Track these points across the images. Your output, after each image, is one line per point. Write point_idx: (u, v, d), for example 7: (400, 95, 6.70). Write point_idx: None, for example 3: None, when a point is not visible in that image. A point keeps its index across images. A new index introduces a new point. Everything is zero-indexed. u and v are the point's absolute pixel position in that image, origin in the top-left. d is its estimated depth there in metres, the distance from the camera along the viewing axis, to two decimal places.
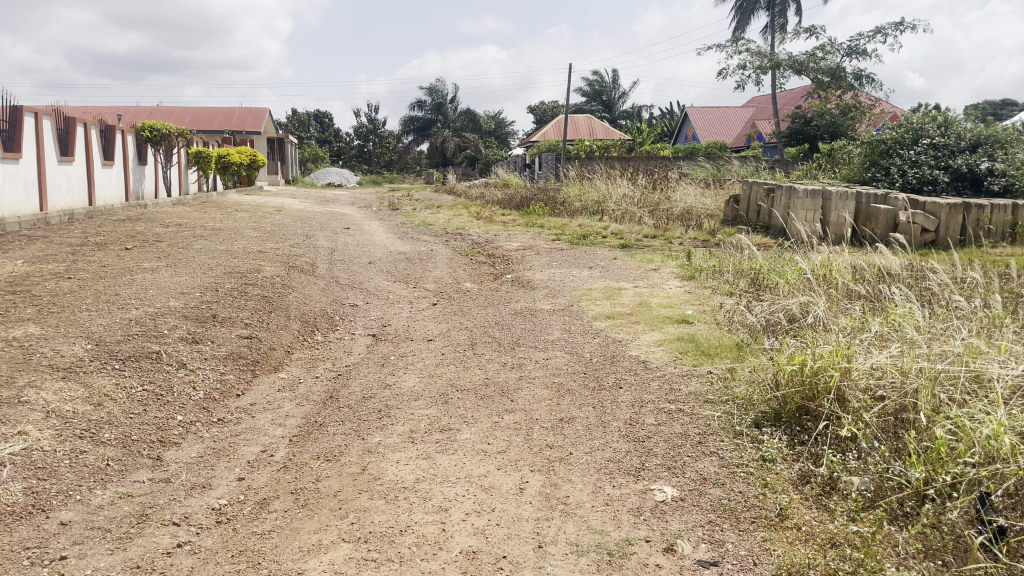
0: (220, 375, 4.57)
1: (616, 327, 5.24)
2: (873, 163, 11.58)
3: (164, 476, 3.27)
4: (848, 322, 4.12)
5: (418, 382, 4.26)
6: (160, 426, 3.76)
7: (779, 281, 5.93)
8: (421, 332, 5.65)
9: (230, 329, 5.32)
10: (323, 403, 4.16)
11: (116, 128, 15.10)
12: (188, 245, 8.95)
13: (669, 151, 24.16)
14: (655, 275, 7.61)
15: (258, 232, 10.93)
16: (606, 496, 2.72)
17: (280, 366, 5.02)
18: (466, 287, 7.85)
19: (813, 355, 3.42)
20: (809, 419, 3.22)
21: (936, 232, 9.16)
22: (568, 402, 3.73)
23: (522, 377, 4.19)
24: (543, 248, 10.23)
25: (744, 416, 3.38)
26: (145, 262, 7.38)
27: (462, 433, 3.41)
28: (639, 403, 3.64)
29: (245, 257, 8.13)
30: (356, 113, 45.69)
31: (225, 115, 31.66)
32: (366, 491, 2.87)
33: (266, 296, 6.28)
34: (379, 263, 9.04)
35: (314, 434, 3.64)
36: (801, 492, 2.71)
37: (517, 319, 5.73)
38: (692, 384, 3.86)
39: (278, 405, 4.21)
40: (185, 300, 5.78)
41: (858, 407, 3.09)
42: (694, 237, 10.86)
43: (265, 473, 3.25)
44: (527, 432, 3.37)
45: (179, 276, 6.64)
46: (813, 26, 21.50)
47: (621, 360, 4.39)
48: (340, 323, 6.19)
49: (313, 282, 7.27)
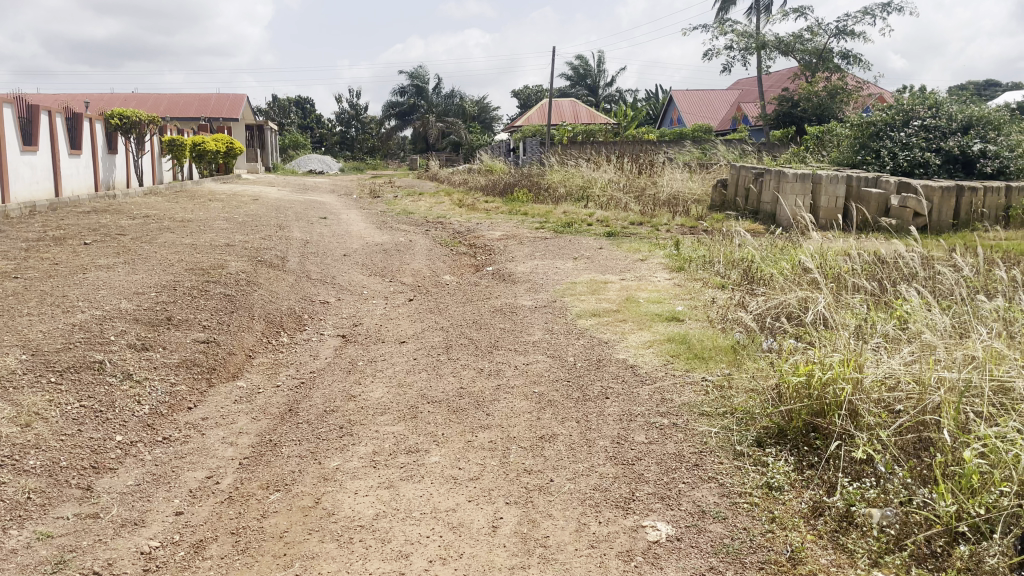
0: (170, 386, 4.18)
1: (601, 326, 4.88)
2: (863, 145, 11.07)
3: (91, 512, 2.88)
4: (854, 322, 3.78)
5: (386, 393, 3.88)
6: (94, 449, 3.37)
7: (773, 273, 5.59)
8: (394, 333, 5.27)
9: (186, 333, 4.92)
10: (281, 418, 3.78)
11: (84, 116, 14.58)
12: (153, 239, 8.49)
13: (654, 135, 23.79)
14: (643, 266, 7.27)
15: (229, 223, 10.48)
16: (591, 536, 2.37)
17: (239, 373, 4.64)
18: (444, 280, 7.47)
19: (820, 364, 3.07)
20: (818, 437, 2.88)
21: (929, 217, 8.79)
22: (549, 416, 3.37)
23: (499, 386, 3.82)
24: (526, 236, 9.85)
25: (744, 433, 3.03)
26: (103, 259, 6.96)
27: (431, 456, 3.04)
28: (628, 417, 3.28)
29: (211, 251, 7.71)
30: (337, 99, 44.88)
31: (201, 102, 30.95)
32: (317, 531, 2.50)
33: (228, 295, 5.87)
34: (355, 255, 8.66)
35: (266, 457, 3.27)
36: (814, 528, 2.37)
37: (496, 317, 5.36)
38: (685, 394, 3.51)
39: (233, 420, 3.83)
40: (138, 301, 5.37)
41: (872, 423, 2.76)
42: (682, 223, 10.52)
43: (207, 505, 2.88)
44: (503, 455, 3.00)
45: (136, 274, 6.23)
46: (799, 7, 21.14)
47: (607, 365, 4.03)
48: (309, 323, 5.79)
49: (282, 278, 6.87)
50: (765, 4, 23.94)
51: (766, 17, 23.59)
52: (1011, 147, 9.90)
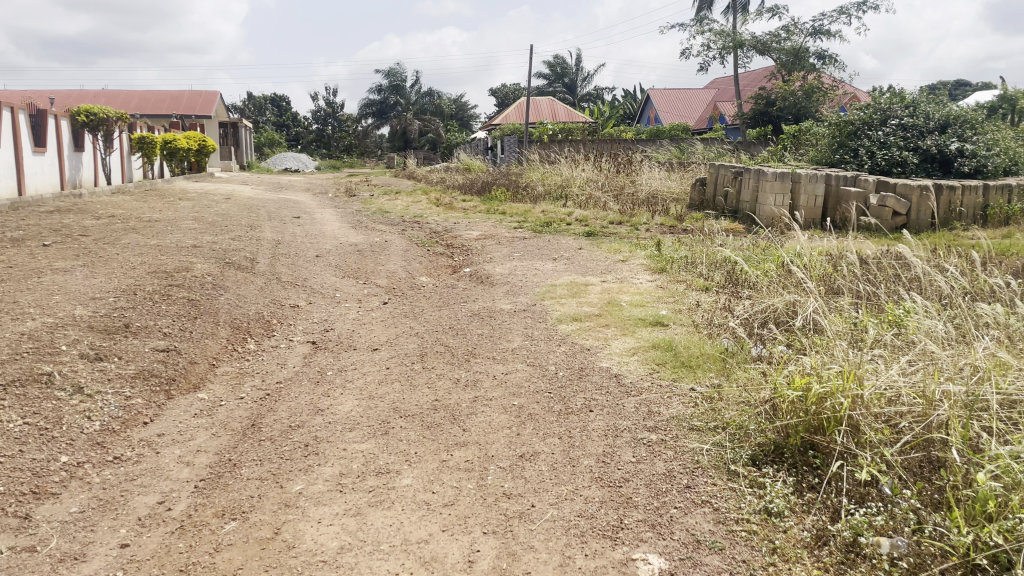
0: (124, 400, 3.92)
1: (582, 333, 4.67)
2: (841, 144, 10.95)
3: (27, 545, 2.62)
4: (848, 328, 3.60)
5: (355, 406, 3.64)
6: (35, 472, 3.12)
7: (757, 276, 5.43)
8: (367, 340, 5.03)
9: (145, 341, 4.65)
10: (243, 434, 3.53)
11: (49, 113, 14.13)
12: (117, 240, 8.16)
13: (632, 134, 23.69)
14: (624, 267, 7.10)
15: (197, 224, 10.13)
16: (576, 572, 2.17)
17: (201, 384, 4.37)
18: (420, 282, 7.23)
19: (818, 376, 2.87)
20: (818, 456, 2.68)
21: (908, 216, 8.69)
22: (529, 432, 3.15)
23: (477, 399, 3.59)
24: (504, 236, 9.65)
25: (737, 450, 2.83)
26: (61, 261, 6.64)
27: (402, 479, 2.81)
28: (613, 433, 3.08)
29: (177, 253, 7.40)
30: (313, 96, 44.29)
31: (173, 99, 30.35)
32: (274, 568, 2.28)
33: (192, 300, 5.59)
34: (328, 256, 8.38)
35: (224, 479, 3.02)
36: (819, 560, 2.18)
37: (473, 323, 5.13)
38: (673, 406, 3.31)
39: (191, 437, 3.58)
40: (94, 306, 5.08)
41: (875, 441, 2.58)
42: (662, 222, 10.37)
43: (156, 536, 2.64)
44: (480, 476, 2.78)
45: (95, 278, 5.92)
46: (775, 7, 21.10)
47: (590, 375, 3.82)
48: (277, 328, 5.53)
49: (250, 281, 6.59)
50: (741, 3, 23.89)
51: (743, 15, 23.54)
52: (988, 145, 9.83)
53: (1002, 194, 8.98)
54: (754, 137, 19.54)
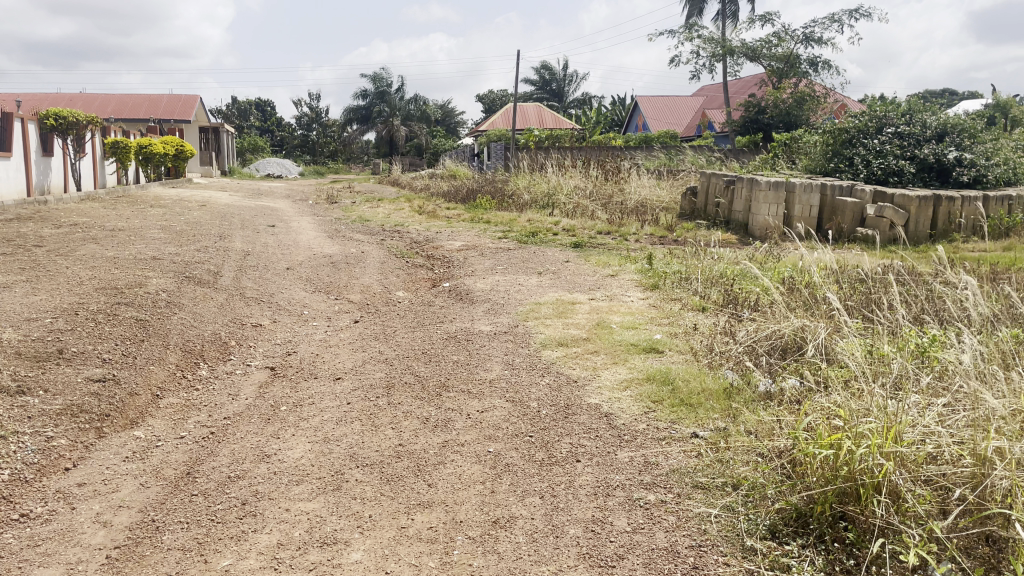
0: (45, 441, 3.42)
1: (568, 361, 4.21)
2: (835, 152, 10.50)
3: None
4: (868, 363, 3.16)
5: (307, 453, 3.15)
6: None
7: (760, 295, 4.99)
8: (330, 367, 4.53)
9: (78, 369, 4.14)
10: (174, 486, 3.03)
11: (14, 115, 13.55)
12: (71, 252, 7.60)
13: (619, 141, 23.30)
14: (613, 283, 6.66)
15: (165, 233, 9.60)
16: None
17: (139, 419, 3.85)
18: (396, 298, 6.76)
19: (846, 428, 2.42)
20: (851, 529, 2.24)
21: (905, 227, 8.33)
22: (504, 490, 2.68)
23: (446, 445, 3.12)
24: (487, 247, 9.19)
25: (754, 518, 2.37)
26: (2, 275, 6.12)
27: (351, 553, 2.34)
28: (605, 491, 2.62)
29: (132, 266, 6.88)
30: (298, 102, 43.75)
31: (151, 103, 29.68)
32: None
33: (141, 320, 5.08)
34: (300, 268, 7.88)
35: (141, 549, 2.53)
36: None
37: (448, 347, 4.66)
38: (673, 457, 2.85)
39: (116, 487, 3.08)
40: (27, 329, 4.57)
41: (919, 511, 2.15)
42: (651, 232, 9.96)
43: None
44: (444, 551, 2.32)
45: (35, 295, 5.40)
46: (766, 14, 20.77)
47: (578, 415, 3.35)
48: (234, 351, 5.02)
49: (210, 297, 6.08)
50: (730, 11, 23.60)
51: (733, 23, 23.26)
52: (988, 155, 9.49)
53: (1002, 206, 8.57)
54: (743, 144, 19.17)
